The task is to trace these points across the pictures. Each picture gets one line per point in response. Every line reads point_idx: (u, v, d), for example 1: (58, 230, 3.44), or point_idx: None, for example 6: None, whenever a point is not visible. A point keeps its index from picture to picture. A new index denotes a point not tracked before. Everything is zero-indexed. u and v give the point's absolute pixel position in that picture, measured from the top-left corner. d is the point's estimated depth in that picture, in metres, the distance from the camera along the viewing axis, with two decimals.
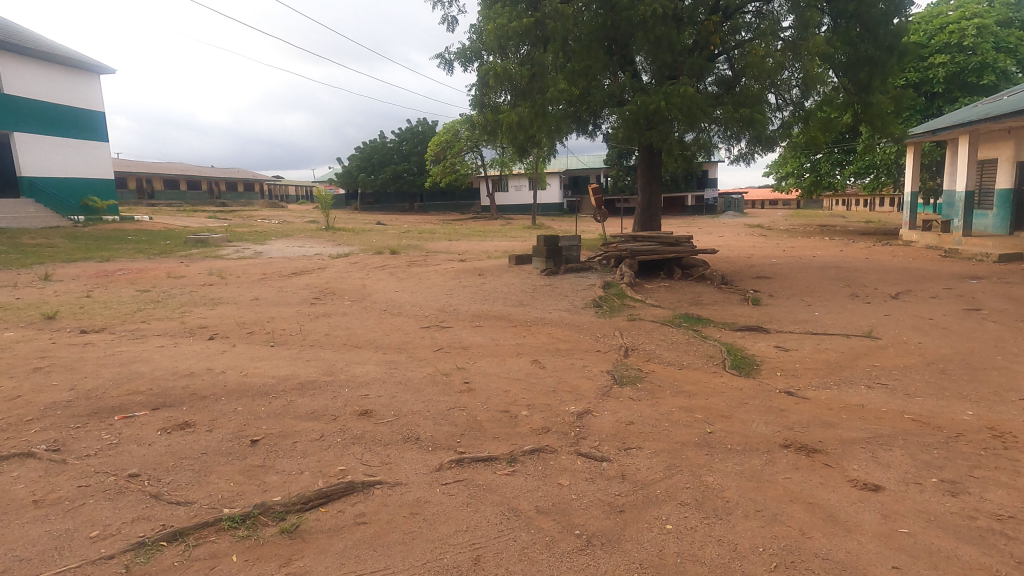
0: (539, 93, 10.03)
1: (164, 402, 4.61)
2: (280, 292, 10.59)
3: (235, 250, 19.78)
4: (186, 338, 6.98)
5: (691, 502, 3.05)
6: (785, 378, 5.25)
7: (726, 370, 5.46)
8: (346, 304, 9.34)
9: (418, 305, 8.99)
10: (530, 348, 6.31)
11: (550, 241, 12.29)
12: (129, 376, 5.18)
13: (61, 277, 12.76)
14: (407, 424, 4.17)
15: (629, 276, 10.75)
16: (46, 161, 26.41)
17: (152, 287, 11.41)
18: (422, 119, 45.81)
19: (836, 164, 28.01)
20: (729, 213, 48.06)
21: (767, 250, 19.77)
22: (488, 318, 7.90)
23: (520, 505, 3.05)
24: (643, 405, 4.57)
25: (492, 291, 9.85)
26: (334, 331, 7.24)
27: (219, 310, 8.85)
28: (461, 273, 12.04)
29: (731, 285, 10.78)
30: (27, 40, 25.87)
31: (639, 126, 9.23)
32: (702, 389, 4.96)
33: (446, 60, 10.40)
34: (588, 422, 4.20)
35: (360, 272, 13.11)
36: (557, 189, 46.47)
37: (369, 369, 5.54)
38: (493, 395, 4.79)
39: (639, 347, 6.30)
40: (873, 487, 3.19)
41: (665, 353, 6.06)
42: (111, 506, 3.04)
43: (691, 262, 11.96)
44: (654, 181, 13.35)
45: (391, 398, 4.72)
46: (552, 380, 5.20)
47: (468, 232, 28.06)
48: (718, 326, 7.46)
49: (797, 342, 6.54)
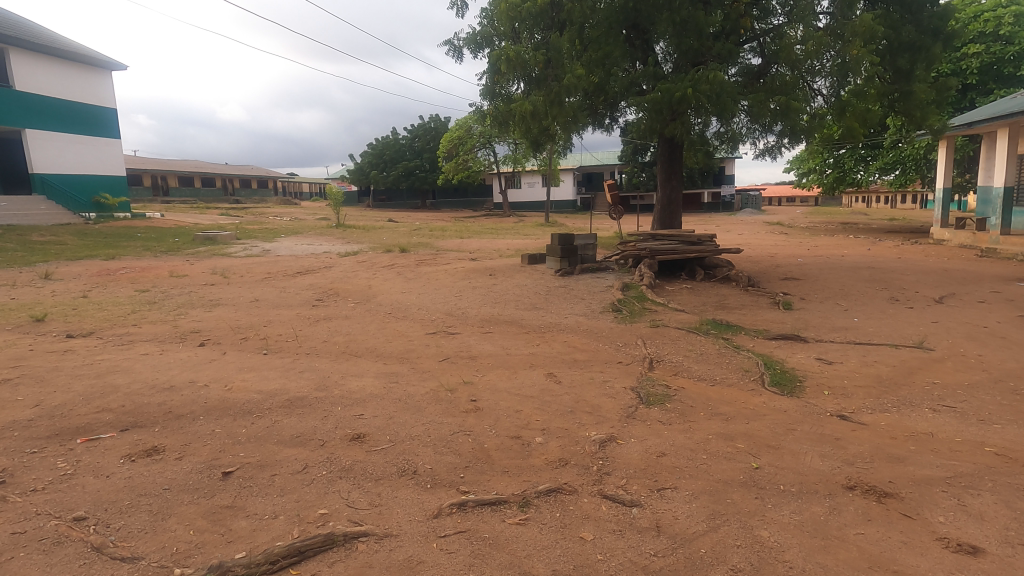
0: (554, 80, 9.41)
1: (134, 423, 4.12)
2: (281, 293, 10.12)
3: (243, 248, 19.41)
4: (175, 345, 6.51)
5: (746, 568, 2.48)
6: (834, 398, 4.62)
7: (766, 387, 4.85)
8: (349, 307, 8.82)
9: (425, 308, 8.45)
10: (544, 359, 5.74)
11: (565, 240, 11.72)
12: (102, 391, 4.70)
13: (61, 275, 12.44)
14: (404, 453, 3.63)
15: (649, 276, 10.17)
16: (57, 157, 26.35)
17: (152, 287, 11.03)
18: (434, 115, 45.32)
19: (860, 160, 27.08)
20: (747, 211, 47.10)
21: (791, 249, 18.94)
22: (499, 324, 7.34)
23: (533, 569, 2.50)
24: (674, 431, 3.98)
25: (504, 293, 9.30)
26: (333, 338, 6.72)
27: (216, 313, 8.40)
28: (471, 274, 11.50)
29: (759, 287, 10.12)
30: (38, 36, 25.76)
31: (664, 116, 8.58)
32: (741, 411, 4.36)
33: (456, 46, 9.85)
34: (612, 452, 3.63)
35: (366, 271, 12.63)
36: (571, 185, 45.86)
37: (366, 383, 5.00)
38: (504, 417, 4.23)
39: (664, 359, 5.71)
40: (970, 550, 2.58)
41: (694, 367, 5.46)
42: (43, 563, 2.54)
43: (714, 262, 11.37)
44: (673, 177, 12.68)
45: (388, 420, 4.18)
46: (570, 398, 4.63)
47: (480, 230, 27.56)
48: (749, 334, 6.83)
49: (841, 354, 5.89)
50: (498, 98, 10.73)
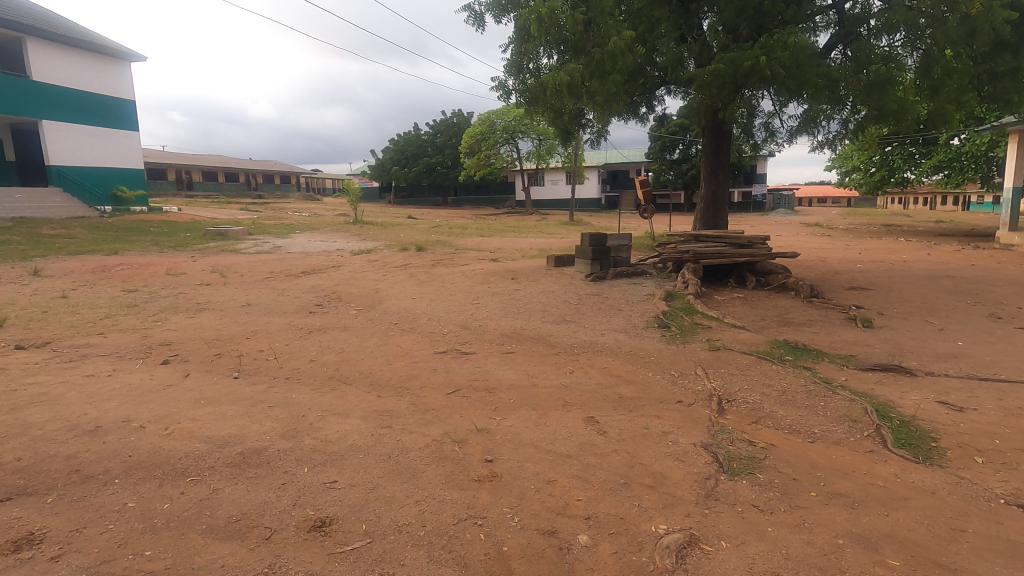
0: (594, 46, 8.08)
1: (23, 489, 2.99)
2: (279, 296, 9.07)
3: (254, 244, 18.56)
4: (133, 362, 5.43)
5: None
6: (996, 471, 3.28)
7: (891, 449, 3.53)
8: (350, 314, 7.68)
9: (435, 317, 7.27)
10: (581, 394, 4.49)
11: (597, 240, 10.42)
12: (4, 433, 3.58)
13: (52, 272, 11.60)
14: (384, 563, 2.44)
15: (695, 284, 8.86)
16: (74, 150, 25.92)
17: (142, 287, 10.04)
18: (457, 111, 44.20)
19: (910, 159, 25.32)
20: (781, 211, 45.04)
21: (841, 252, 17.35)
22: (523, 342, 6.11)
23: None
24: (782, 527, 2.71)
25: (528, 301, 8.07)
26: (321, 356, 5.56)
27: (198, 321, 7.33)
28: (491, 277, 10.28)
29: (823, 298, 8.73)
30: (57, 26, 25.35)
31: (724, 94, 7.32)
32: (871, 491, 3.06)
33: (477, 11, 8.65)
34: (697, 570, 2.39)
35: (377, 272, 11.50)
36: (596, 183, 44.39)
37: (348, 426, 3.81)
38: (532, 493, 3.01)
39: (737, 399, 4.40)
40: None
41: (780, 411, 4.15)
42: None
43: (767, 268, 10.02)
44: (720, 171, 11.25)
45: (368, 493, 2.98)
46: (621, 461, 3.37)
47: (502, 228, 26.37)
48: (835, 361, 5.47)
49: (970, 396, 4.51)
50: (526, 71, 9.61)
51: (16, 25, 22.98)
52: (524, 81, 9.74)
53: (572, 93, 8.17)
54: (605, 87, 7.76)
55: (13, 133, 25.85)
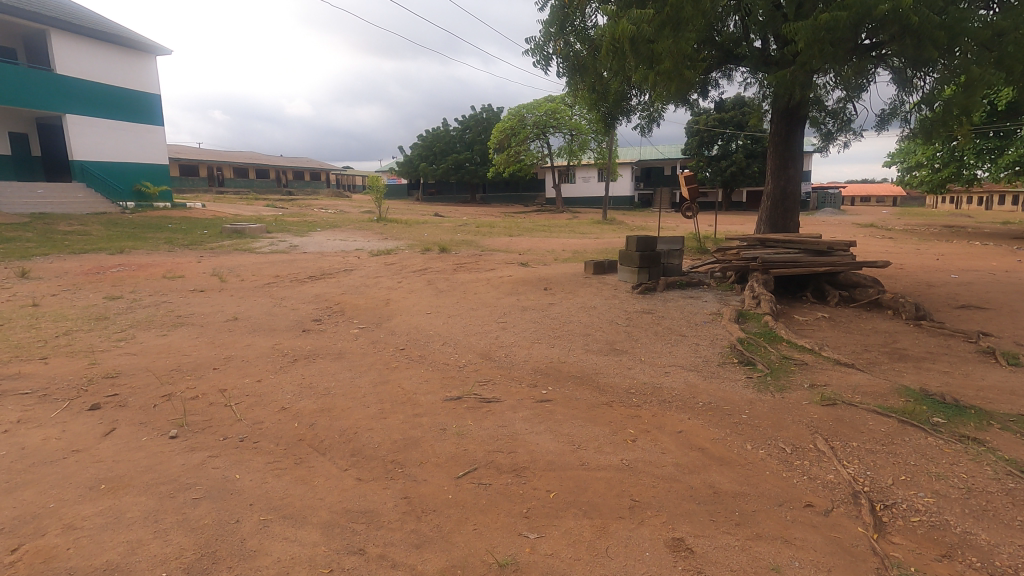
0: None
1: None
2: (274, 308, 7.80)
3: (269, 243, 17.55)
4: (54, 405, 4.17)
5: None
6: None
7: None
8: (350, 335, 6.34)
9: (451, 342, 5.88)
10: (654, 488, 3.00)
11: (646, 244, 8.84)
12: None
13: (43, 273, 10.64)
14: None
15: (768, 299, 7.28)
16: (98, 144, 25.44)
17: (128, 294, 8.92)
18: (486, 106, 42.86)
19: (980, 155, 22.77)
20: (827, 210, 42.43)
21: (915, 258, 15.32)
22: (562, 385, 4.63)
23: None
24: None
25: (565, 321, 6.62)
26: (296, 403, 4.21)
27: (167, 342, 6.07)
28: (521, 285, 8.87)
29: (931, 319, 7.04)
30: (83, 19, 24.94)
31: (831, 53, 6.22)
32: None
33: None
34: None
35: (391, 278, 10.20)
36: (629, 180, 42.56)
37: (298, 554, 2.43)
38: None
39: (901, 504, 2.87)
40: None
41: (980, 535, 2.61)
42: None
43: (851, 280, 8.35)
44: (792, 164, 9.52)
45: None
46: None
47: (531, 227, 24.91)
48: (1007, 426, 3.86)
49: None
50: (569, 31, 8.28)
51: (40, 17, 22.54)
52: (568, 43, 8.35)
53: (631, 54, 6.58)
54: (675, 47, 6.09)
55: (39, 127, 25.57)
